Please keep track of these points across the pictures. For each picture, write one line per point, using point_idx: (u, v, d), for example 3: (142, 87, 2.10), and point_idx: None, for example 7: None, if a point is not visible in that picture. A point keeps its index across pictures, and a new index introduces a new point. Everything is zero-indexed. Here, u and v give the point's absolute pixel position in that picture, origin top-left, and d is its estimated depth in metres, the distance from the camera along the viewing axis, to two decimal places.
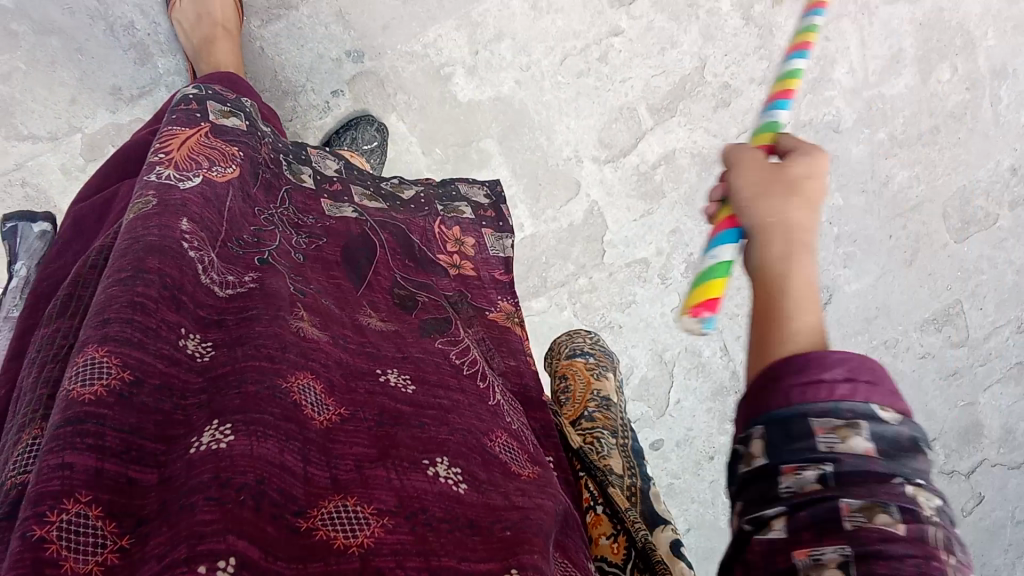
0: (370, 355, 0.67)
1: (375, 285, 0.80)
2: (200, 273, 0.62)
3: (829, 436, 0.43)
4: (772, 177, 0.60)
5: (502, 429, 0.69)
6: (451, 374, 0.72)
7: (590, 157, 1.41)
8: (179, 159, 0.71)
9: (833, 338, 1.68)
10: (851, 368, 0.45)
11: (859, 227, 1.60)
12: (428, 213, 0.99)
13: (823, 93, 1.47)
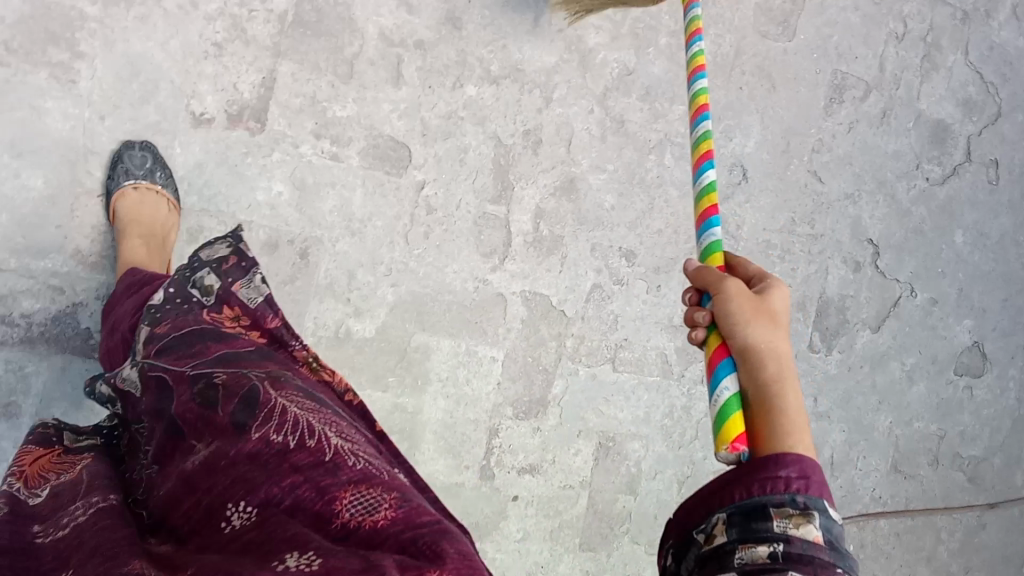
0: (212, 511, 0.76)
1: (184, 413, 0.86)
2: (51, 537, 0.79)
3: (783, 522, 0.64)
4: (759, 308, 0.83)
5: (346, 484, 0.75)
6: (278, 455, 0.78)
7: (489, 270, 1.52)
8: (29, 471, 0.90)
9: (777, 186, 1.77)
10: (803, 468, 0.67)
11: (714, 104, 1.70)
12: (191, 307, 1.01)
13: (594, 62, 1.54)
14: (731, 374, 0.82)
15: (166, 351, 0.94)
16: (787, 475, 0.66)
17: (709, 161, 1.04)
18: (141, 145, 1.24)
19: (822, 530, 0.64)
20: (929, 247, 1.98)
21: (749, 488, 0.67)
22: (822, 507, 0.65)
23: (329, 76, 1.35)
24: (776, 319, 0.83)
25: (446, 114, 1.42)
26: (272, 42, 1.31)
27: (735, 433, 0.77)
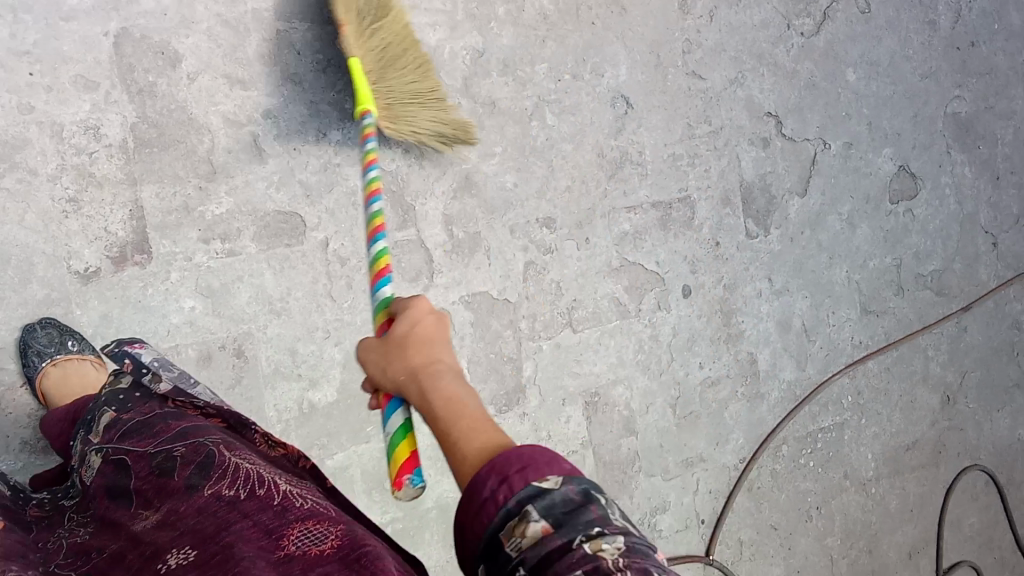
0: (147, 560, 0.74)
1: (140, 484, 0.85)
2: None
3: (512, 541, 0.57)
4: (386, 347, 0.77)
5: (297, 522, 0.73)
6: (229, 507, 0.77)
7: (422, 290, 1.53)
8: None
9: (663, 100, 1.78)
10: (498, 470, 0.60)
11: (575, 48, 1.66)
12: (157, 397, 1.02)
13: (444, 59, 1.52)
14: (398, 411, 0.79)
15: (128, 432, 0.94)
16: (490, 490, 0.59)
17: (380, 231, 1.21)
18: (41, 323, 1.18)
19: (543, 517, 0.56)
20: (829, 96, 2.00)
21: (478, 522, 0.59)
22: (531, 494, 0.58)
23: (192, 179, 1.29)
24: (405, 337, 0.76)
25: (321, 167, 1.40)
26: (123, 172, 1.25)
27: (399, 465, 0.79)
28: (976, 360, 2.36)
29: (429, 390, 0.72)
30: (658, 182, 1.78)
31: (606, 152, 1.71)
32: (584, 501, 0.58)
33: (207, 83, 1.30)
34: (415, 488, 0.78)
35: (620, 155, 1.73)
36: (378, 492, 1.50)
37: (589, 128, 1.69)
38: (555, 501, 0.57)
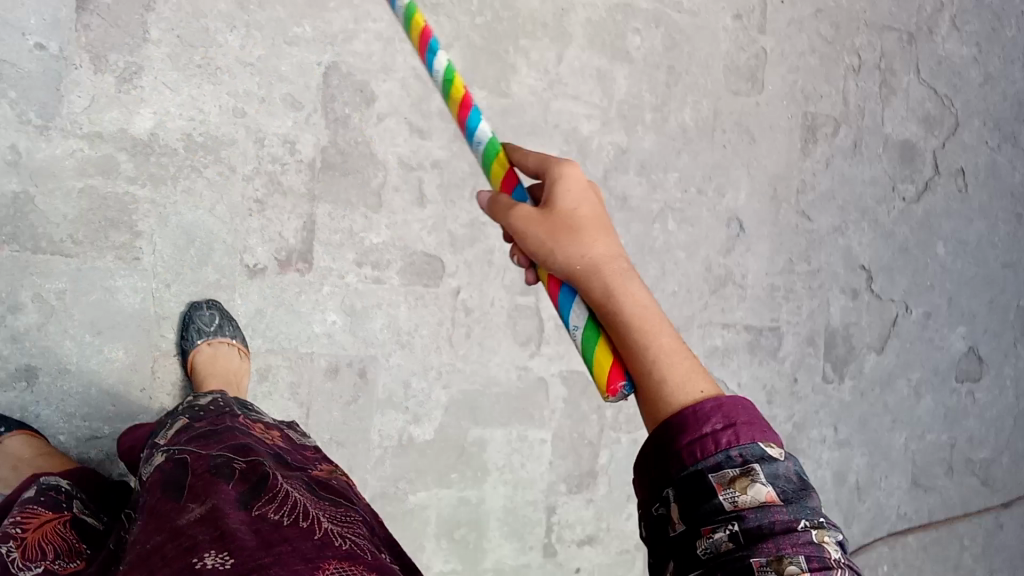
0: (189, 550, 0.74)
1: (195, 476, 0.84)
2: None
3: (728, 491, 0.64)
4: (551, 223, 0.78)
5: (331, 556, 0.75)
6: (272, 529, 0.78)
7: (527, 358, 1.57)
8: (32, 542, 0.90)
9: (772, 231, 1.89)
10: (724, 413, 0.69)
11: (705, 166, 1.79)
12: (225, 410, 1.05)
13: (591, 149, 1.65)
14: (573, 306, 0.80)
15: (196, 434, 0.95)
16: (713, 428, 0.68)
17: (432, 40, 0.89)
18: (206, 304, 1.26)
19: (770, 483, 0.65)
20: (916, 264, 2.11)
21: (691, 459, 0.67)
22: (759, 454, 0.66)
23: (361, 208, 1.39)
24: (573, 219, 0.78)
25: (469, 222, 1.49)
26: (306, 188, 1.34)
27: (608, 377, 0.76)
28: (1006, 563, 2.36)
29: (617, 289, 0.76)
30: (754, 308, 1.88)
31: (713, 268, 1.82)
32: (802, 484, 0.66)
33: (392, 125, 1.40)
34: (626, 396, 0.77)
35: (724, 274, 1.84)
36: (446, 539, 1.54)
37: (703, 241, 1.80)
38: (780, 473, 0.65)
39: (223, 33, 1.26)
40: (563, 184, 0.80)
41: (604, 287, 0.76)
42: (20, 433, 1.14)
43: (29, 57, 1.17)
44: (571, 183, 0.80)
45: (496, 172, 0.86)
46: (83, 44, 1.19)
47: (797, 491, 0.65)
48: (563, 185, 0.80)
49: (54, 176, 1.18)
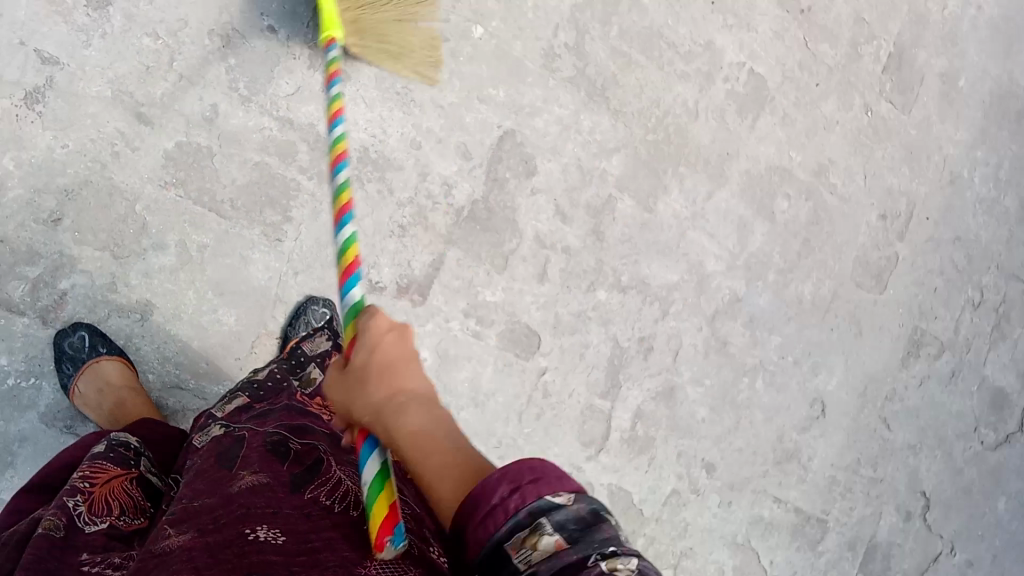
0: (241, 518, 0.70)
1: (249, 451, 0.84)
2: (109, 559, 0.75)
3: (523, 552, 0.60)
4: (348, 378, 0.76)
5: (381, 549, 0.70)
6: (321, 515, 0.74)
7: (584, 459, 1.56)
8: (97, 497, 0.87)
9: (850, 425, 1.85)
10: (509, 479, 0.63)
11: (807, 342, 1.79)
12: (283, 391, 1.06)
13: (710, 286, 1.64)
14: (369, 459, 0.75)
15: (255, 416, 0.96)
16: (499, 497, 0.62)
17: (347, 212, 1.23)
18: (324, 300, 1.31)
19: (556, 530, 0.60)
20: (976, 506, 2.01)
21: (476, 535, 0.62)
22: (542, 507, 0.61)
23: (486, 266, 1.44)
24: (389, 367, 0.75)
25: (576, 312, 1.53)
26: (446, 230, 1.40)
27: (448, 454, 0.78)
28: None
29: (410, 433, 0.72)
30: (809, 496, 1.80)
31: (784, 439, 1.77)
32: (593, 519, 0.61)
33: (541, 202, 1.47)
34: None
35: (792, 451, 1.78)
36: None
37: (783, 411, 1.77)
38: (568, 517, 0.61)
39: (428, 75, 1.35)
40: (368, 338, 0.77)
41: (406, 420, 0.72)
42: (106, 359, 1.17)
43: (258, 36, 1.25)
44: (374, 335, 0.77)
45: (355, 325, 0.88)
46: (308, 43, 1.27)
47: (589, 528, 0.60)
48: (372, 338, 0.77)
49: (235, 144, 1.25)
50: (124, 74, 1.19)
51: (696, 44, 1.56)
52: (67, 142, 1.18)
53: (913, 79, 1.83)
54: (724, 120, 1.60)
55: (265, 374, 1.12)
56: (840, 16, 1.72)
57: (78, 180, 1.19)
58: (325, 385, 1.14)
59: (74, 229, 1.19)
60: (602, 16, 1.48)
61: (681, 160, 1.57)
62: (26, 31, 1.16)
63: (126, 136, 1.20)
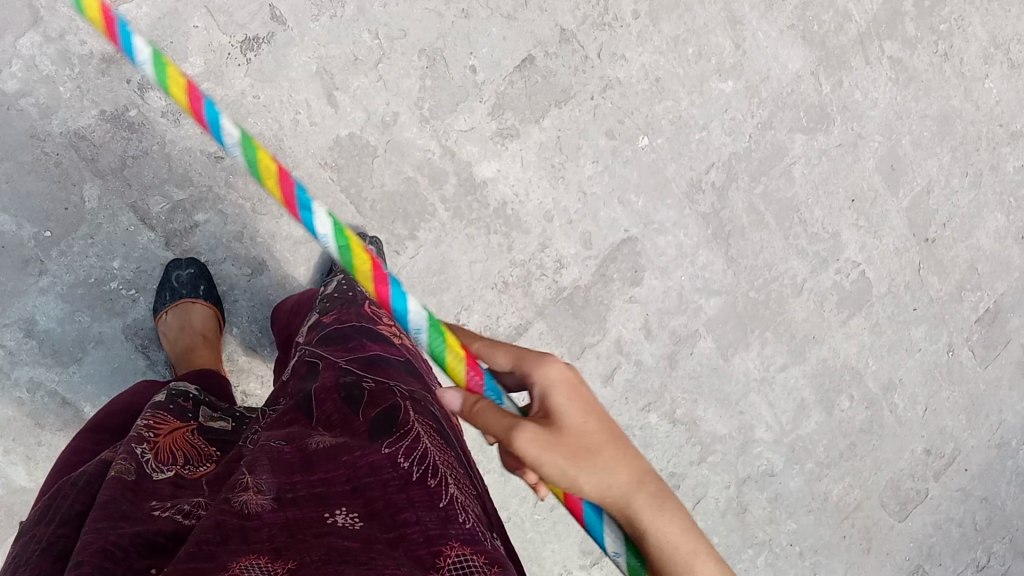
0: (320, 497, 0.71)
1: (325, 394, 0.85)
2: (183, 517, 0.73)
3: None
4: (560, 441, 0.65)
5: (459, 535, 0.68)
6: (395, 489, 0.72)
7: (577, 566, 1.52)
8: (162, 444, 0.82)
9: None
10: None
11: (817, 537, 1.64)
12: (359, 308, 1.04)
13: (751, 451, 1.59)
14: (609, 531, 0.67)
15: (329, 339, 0.96)
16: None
17: None
18: (370, 242, 1.27)
19: None
20: None
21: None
22: None
23: (563, 349, 1.45)
24: (575, 447, 0.65)
25: (623, 426, 1.50)
26: (542, 301, 1.44)
27: None
28: None
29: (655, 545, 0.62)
30: None
31: None
32: None
33: (632, 310, 1.48)
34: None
35: None
36: None
37: None
38: None
39: (585, 158, 1.42)
40: (555, 398, 0.67)
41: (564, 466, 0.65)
42: (196, 305, 1.16)
43: (459, 68, 1.33)
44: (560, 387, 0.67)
45: (457, 366, 0.69)
46: (498, 91, 1.36)
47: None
48: (550, 376, 0.68)
49: (401, 152, 1.31)
50: (333, 56, 1.26)
51: (825, 229, 1.58)
52: (260, 94, 1.23)
53: (1001, 338, 1.76)
54: (823, 305, 1.59)
55: (339, 287, 1.13)
56: (957, 258, 1.68)
57: (255, 131, 1.24)
58: (404, 314, 1.09)
59: (230, 172, 1.23)
60: (754, 169, 1.51)
61: (771, 326, 1.57)
62: None
63: (308, 111, 1.26)
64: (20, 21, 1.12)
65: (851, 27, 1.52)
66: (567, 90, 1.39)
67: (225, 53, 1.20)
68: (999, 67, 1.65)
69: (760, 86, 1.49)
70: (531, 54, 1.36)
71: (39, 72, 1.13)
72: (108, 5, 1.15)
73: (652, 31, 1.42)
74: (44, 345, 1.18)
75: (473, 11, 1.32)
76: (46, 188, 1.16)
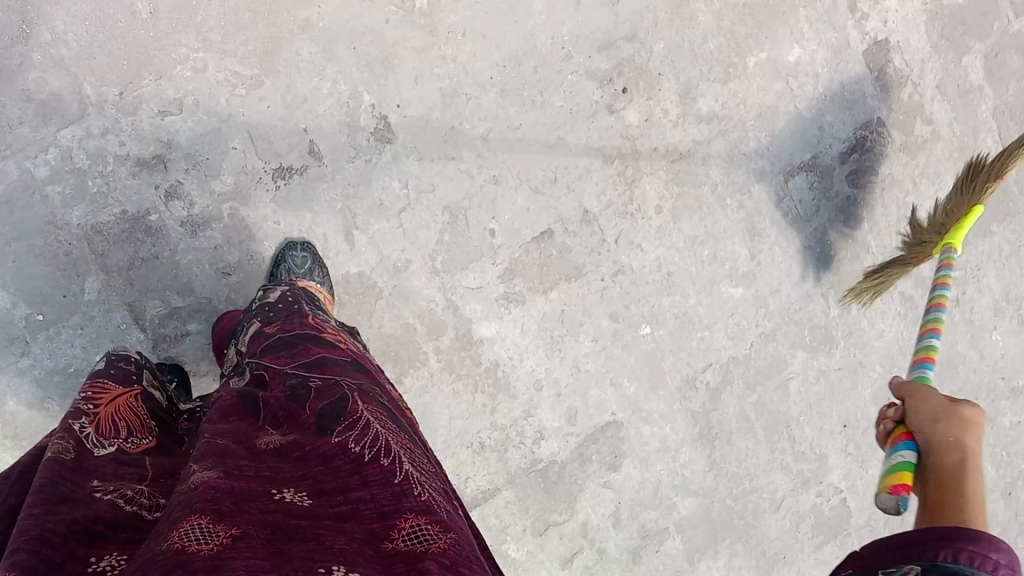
0: (268, 478, 0.75)
1: (271, 401, 0.90)
2: (122, 501, 0.79)
3: None
4: (950, 409, 0.78)
5: (411, 510, 0.73)
6: (350, 470, 0.78)
7: None
8: (103, 419, 0.91)
9: None
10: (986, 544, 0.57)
11: None
12: (298, 313, 1.09)
13: None
14: (911, 449, 0.78)
15: (272, 350, 1.00)
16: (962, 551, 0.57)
17: None
18: (302, 246, 1.24)
19: None
20: None
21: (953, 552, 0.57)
22: None
23: (526, 523, 1.43)
24: (972, 424, 0.76)
25: None
26: (515, 470, 1.42)
27: (906, 480, 0.76)
28: None
29: (966, 456, 0.73)
30: None
31: None
32: None
33: (603, 496, 1.46)
34: (900, 510, 0.75)
35: None
36: None
37: None
38: None
39: (585, 334, 1.43)
40: (972, 407, 0.78)
41: (963, 456, 0.73)
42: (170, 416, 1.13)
43: (479, 230, 1.36)
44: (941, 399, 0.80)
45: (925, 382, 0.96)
46: (512, 256, 1.38)
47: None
48: (963, 412, 0.77)
49: (405, 298, 1.34)
50: (360, 198, 1.29)
51: (812, 449, 1.56)
52: (281, 220, 1.26)
53: None
54: (798, 526, 1.56)
55: (278, 292, 1.14)
56: None
57: (269, 255, 1.26)
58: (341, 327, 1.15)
59: (235, 288, 1.26)
60: (750, 377, 1.51)
61: (741, 537, 1.54)
62: (312, 121, 1.25)
63: (325, 245, 1.29)
64: (67, 114, 1.16)
65: (867, 257, 1.54)
66: (579, 268, 1.41)
67: (256, 176, 1.24)
68: (1007, 321, 1.65)
69: (768, 297, 1.51)
70: (551, 227, 1.39)
71: (72, 164, 1.16)
72: (154, 114, 1.19)
73: (672, 227, 1.43)
74: (9, 425, 1.19)
75: (503, 178, 1.35)
76: (51, 274, 1.18)
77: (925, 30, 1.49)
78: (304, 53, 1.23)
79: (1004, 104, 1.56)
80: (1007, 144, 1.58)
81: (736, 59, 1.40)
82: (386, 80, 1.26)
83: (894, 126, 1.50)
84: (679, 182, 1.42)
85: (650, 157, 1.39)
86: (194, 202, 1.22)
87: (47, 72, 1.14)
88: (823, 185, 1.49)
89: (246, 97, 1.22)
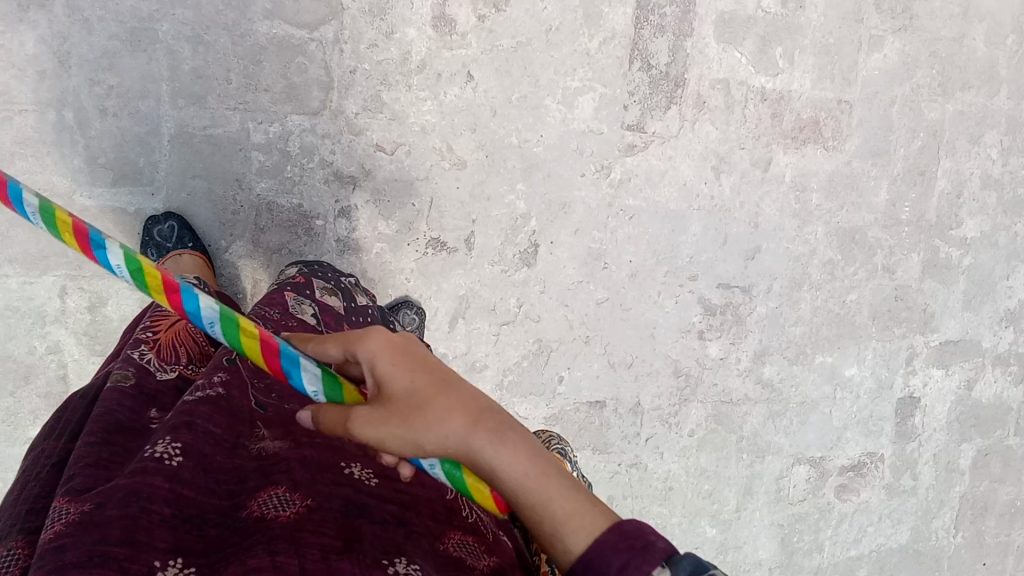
0: (337, 450, 0.70)
1: None
2: None
3: None
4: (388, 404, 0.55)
5: (458, 527, 0.69)
6: None
7: None
8: (163, 344, 0.85)
9: None
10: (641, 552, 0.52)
11: None
12: None
13: None
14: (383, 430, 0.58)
15: None
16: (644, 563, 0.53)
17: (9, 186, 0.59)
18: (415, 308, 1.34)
19: None
20: None
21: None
22: None
23: None
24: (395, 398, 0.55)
25: None
26: None
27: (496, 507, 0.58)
28: None
29: (495, 467, 0.53)
30: None
31: None
32: None
33: None
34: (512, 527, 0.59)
35: None
36: None
37: None
38: None
39: None
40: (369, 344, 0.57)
41: (478, 469, 0.54)
42: (176, 257, 1.19)
43: (552, 371, 1.48)
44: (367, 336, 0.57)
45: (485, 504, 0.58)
46: (564, 407, 1.51)
47: None
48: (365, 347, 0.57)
49: None
50: (480, 297, 1.41)
51: None
52: (411, 280, 1.37)
53: None
54: None
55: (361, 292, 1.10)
56: None
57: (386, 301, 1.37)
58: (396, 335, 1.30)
59: None
60: None
61: None
62: (482, 218, 1.38)
63: (431, 317, 1.40)
64: (306, 106, 1.26)
65: (816, 557, 1.73)
66: (607, 445, 1.55)
67: (415, 236, 1.36)
68: None
69: (729, 548, 1.67)
70: (605, 401, 1.52)
71: (284, 145, 1.27)
72: (372, 144, 1.30)
73: (693, 451, 1.60)
74: (90, 326, 1.26)
75: (594, 341, 1.48)
76: (210, 221, 1.27)
77: (949, 407, 1.72)
78: (508, 164, 1.36)
79: (973, 493, 1.80)
80: (957, 525, 1.81)
81: (809, 349, 1.59)
82: (555, 219, 1.41)
83: (889, 465, 1.72)
84: (717, 420, 1.59)
85: (707, 389, 1.57)
86: (358, 228, 1.33)
87: (312, 65, 1.25)
88: (817, 480, 1.68)
89: (446, 170, 1.34)
